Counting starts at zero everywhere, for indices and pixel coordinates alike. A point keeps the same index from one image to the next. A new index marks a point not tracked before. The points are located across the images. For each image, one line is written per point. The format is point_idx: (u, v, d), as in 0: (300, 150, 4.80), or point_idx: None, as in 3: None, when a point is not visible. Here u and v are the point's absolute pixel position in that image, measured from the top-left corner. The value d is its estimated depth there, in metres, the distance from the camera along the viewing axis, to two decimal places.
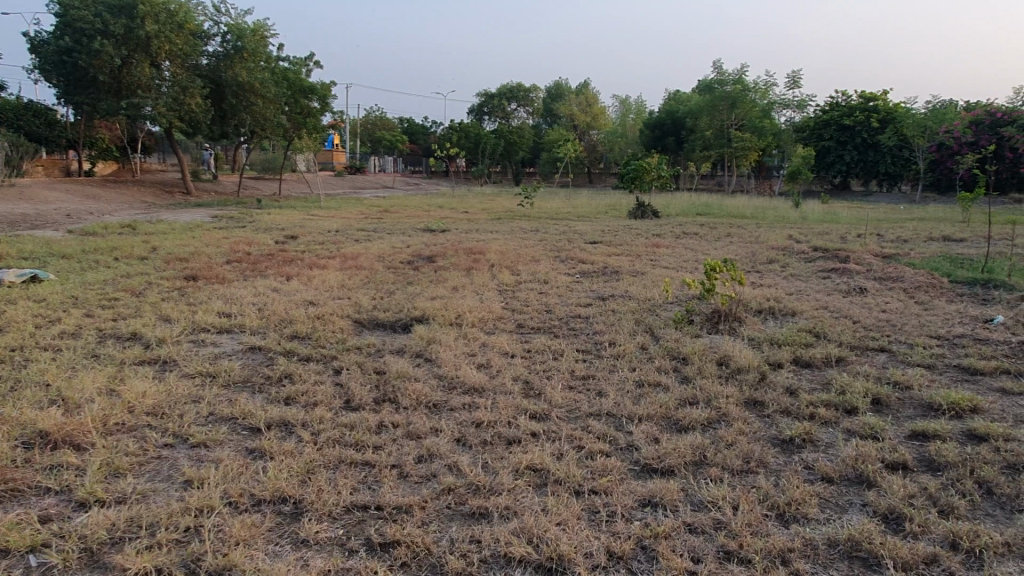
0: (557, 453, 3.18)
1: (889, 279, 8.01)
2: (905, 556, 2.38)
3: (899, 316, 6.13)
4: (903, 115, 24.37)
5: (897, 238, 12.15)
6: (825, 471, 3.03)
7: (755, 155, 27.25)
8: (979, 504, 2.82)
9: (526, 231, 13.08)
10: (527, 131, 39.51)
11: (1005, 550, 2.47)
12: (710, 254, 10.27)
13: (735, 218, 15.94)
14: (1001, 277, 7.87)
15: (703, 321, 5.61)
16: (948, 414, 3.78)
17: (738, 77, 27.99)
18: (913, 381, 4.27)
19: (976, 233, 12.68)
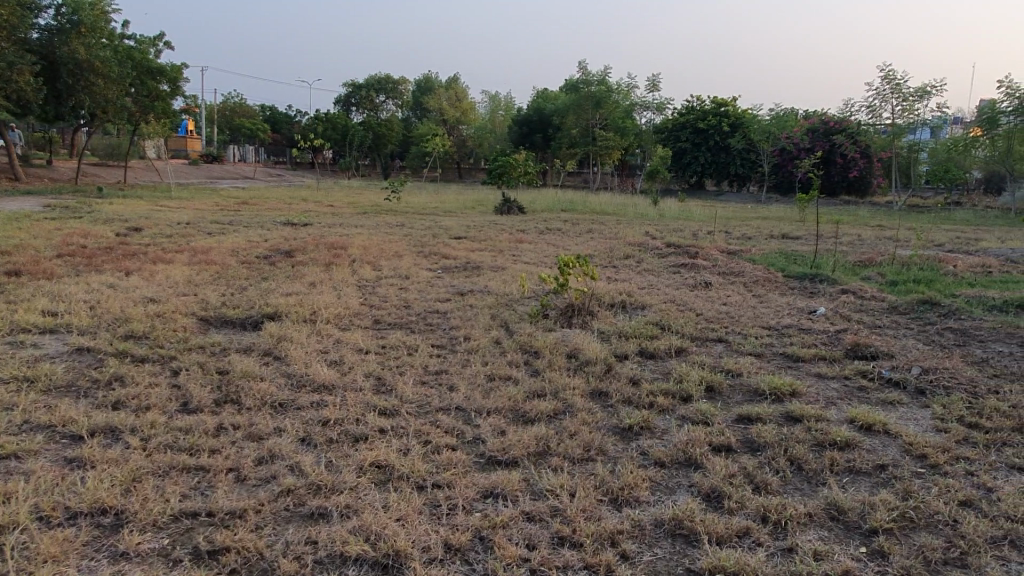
0: (403, 448, 3.18)
1: (730, 274, 8.60)
2: (720, 531, 2.58)
3: (737, 308, 6.61)
4: (750, 120, 26.15)
5: (742, 235, 13.05)
6: (657, 455, 3.22)
7: (618, 154, 28.36)
8: (789, 479, 3.10)
9: (391, 226, 12.92)
10: (397, 124, 39.00)
11: (807, 520, 2.73)
12: (571, 249, 10.59)
13: (598, 215, 16.52)
14: (827, 272, 8.64)
15: (558, 315, 5.79)
16: (770, 398, 4.12)
17: (602, 77, 28.95)
18: (742, 368, 4.61)
19: (808, 231, 13.85)
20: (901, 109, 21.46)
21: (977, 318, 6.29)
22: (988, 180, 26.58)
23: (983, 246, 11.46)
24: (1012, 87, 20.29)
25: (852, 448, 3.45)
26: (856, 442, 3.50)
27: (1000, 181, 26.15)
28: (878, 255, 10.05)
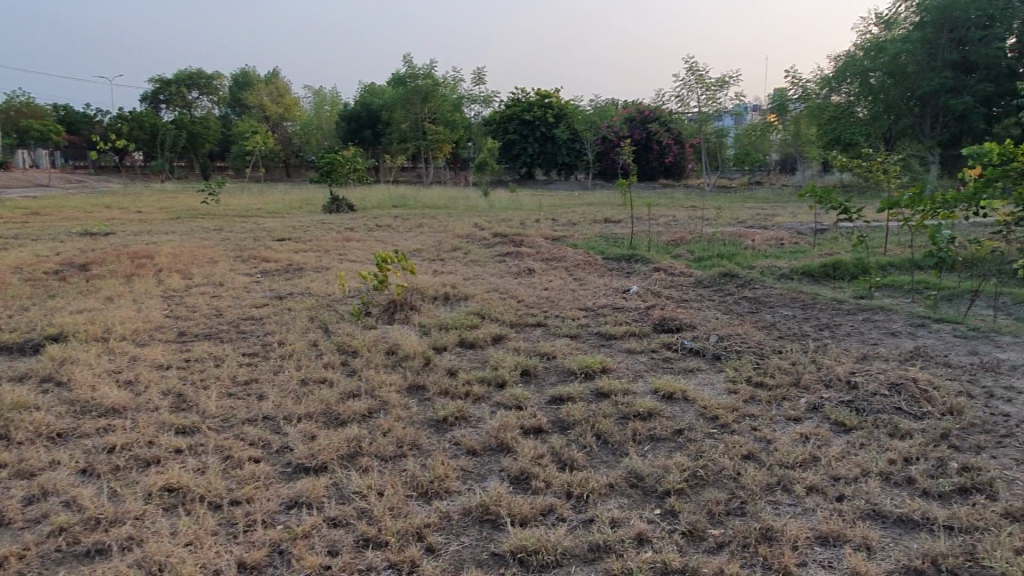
0: (201, 467, 2.98)
1: (554, 260, 8.86)
2: (525, 512, 2.64)
3: (558, 292, 6.84)
4: (573, 111, 27.13)
5: (567, 222, 13.51)
6: (469, 444, 3.24)
7: (449, 147, 28.37)
8: (595, 453, 3.24)
9: (207, 231, 12.12)
10: (214, 122, 36.63)
11: (608, 490, 2.87)
12: (399, 245, 10.45)
13: (429, 209, 16.44)
14: (642, 252, 9.15)
15: (380, 312, 5.69)
16: (582, 376, 4.29)
17: (428, 71, 28.75)
18: (557, 350, 4.77)
19: (628, 215, 14.57)
20: (706, 98, 23.16)
21: (768, 286, 6.93)
22: (783, 161, 29.43)
23: (777, 221, 12.65)
24: (797, 78, 22.63)
25: (653, 417, 3.66)
26: (657, 410, 3.72)
27: (793, 162, 29.04)
28: (687, 234, 10.77)
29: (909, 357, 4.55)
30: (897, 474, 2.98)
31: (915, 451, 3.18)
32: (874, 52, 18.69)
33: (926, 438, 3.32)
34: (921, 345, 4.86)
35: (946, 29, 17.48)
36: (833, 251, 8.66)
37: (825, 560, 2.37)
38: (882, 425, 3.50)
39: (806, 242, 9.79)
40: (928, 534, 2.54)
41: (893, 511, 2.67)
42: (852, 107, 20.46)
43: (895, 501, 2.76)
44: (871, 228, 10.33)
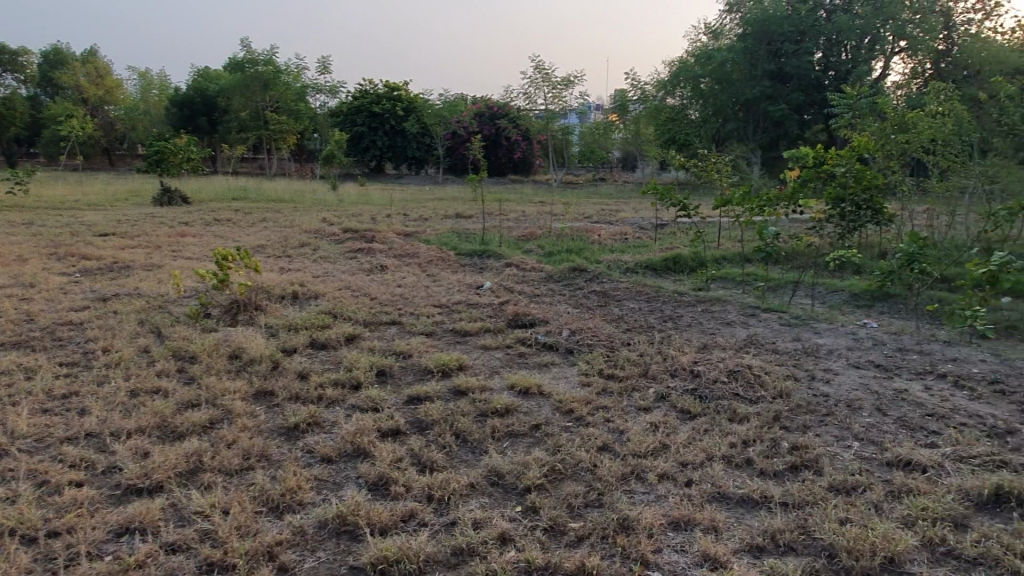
0: (10, 496, 2.63)
1: (406, 256, 8.72)
2: (385, 519, 2.55)
3: (412, 289, 6.73)
4: (422, 105, 26.92)
5: (419, 217, 13.37)
6: (323, 452, 3.09)
7: (294, 138, 27.22)
8: (455, 453, 3.20)
9: (14, 225, 10.83)
10: (20, 103, 32.80)
11: (469, 491, 2.83)
12: (241, 241, 9.86)
13: (273, 203, 15.68)
14: (494, 247, 9.23)
15: (220, 313, 5.31)
16: (439, 375, 4.23)
17: (269, 57, 27.41)
18: (413, 349, 4.67)
19: (479, 210, 14.68)
20: (552, 97, 23.79)
21: (615, 280, 7.21)
22: (624, 159, 30.89)
23: (621, 217, 13.24)
24: (636, 81, 23.85)
25: (511, 413, 3.67)
26: (515, 405, 3.74)
27: (633, 160, 30.55)
28: (537, 229, 11.00)
29: (743, 345, 4.88)
30: (737, 457, 3.18)
31: (752, 434, 3.40)
32: (704, 59, 20.02)
33: (761, 421, 3.57)
34: (753, 334, 5.24)
35: (765, 41, 19.05)
36: (672, 246, 9.17)
37: (678, 545, 2.48)
38: (723, 410, 3.72)
39: (647, 237, 10.30)
40: (766, 511, 2.72)
41: (736, 492, 2.83)
42: (685, 110, 21.81)
43: (737, 482, 2.93)
44: (705, 224, 11.05)
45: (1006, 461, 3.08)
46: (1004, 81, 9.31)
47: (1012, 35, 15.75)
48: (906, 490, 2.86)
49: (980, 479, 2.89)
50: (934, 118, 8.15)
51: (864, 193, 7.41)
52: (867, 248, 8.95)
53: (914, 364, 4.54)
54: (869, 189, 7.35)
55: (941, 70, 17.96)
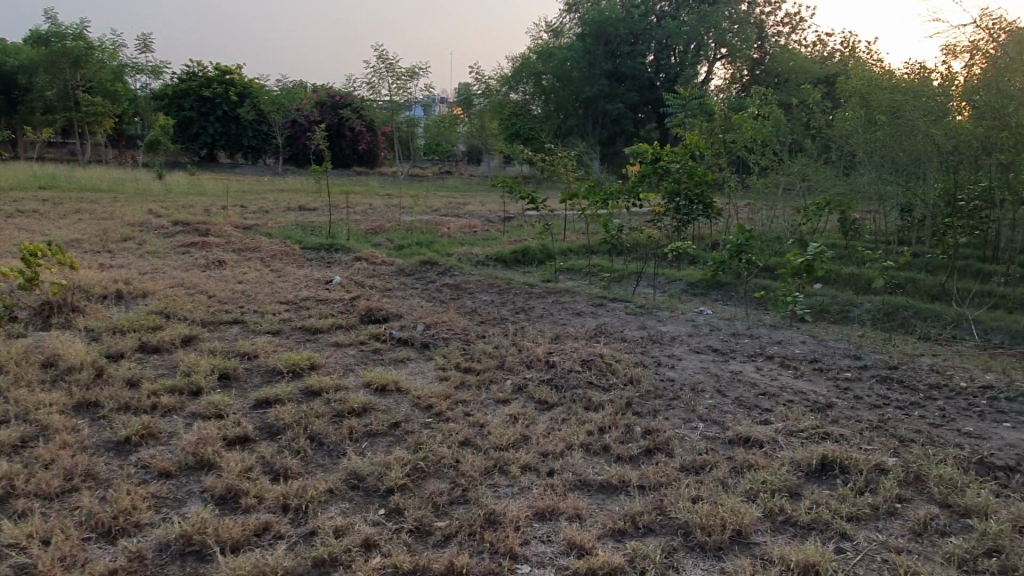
0: None
1: (245, 250, 8.21)
2: (237, 535, 2.36)
3: (254, 286, 6.34)
4: (258, 91, 25.49)
5: (258, 209, 12.65)
6: (162, 466, 2.82)
7: (111, 122, 24.84)
8: (310, 458, 3.03)
9: None
10: None
11: (327, 497, 2.70)
12: (50, 235, 8.83)
13: (89, 193, 14.19)
14: (342, 241, 8.92)
15: (29, 317, 4.71)
16: (289, 376, 4.00)
17: (79, 31, 24.76)
18: (259, 349, 4.39)
19: (324, 202, 14.13)
20: (397, 87, 23.39)
21: (467, 273, 7.21)
22: (470, 152, 31.08)
23: (469, 210, 13.27)
24: (481, 75, 24.07)
25: (368, 412, 3.54)
26: (372, 404, 3.61)
27: (478, 153, 30.82)
28: (385, 222, 10.76)
29: (594, 334, 5.04)
30: (595, 444, 3.26)
31: (607, 421, 3.51)
32: (546, 56, 20.53)
33: (615, 408, 3.69)
34: (602, 323, 5.43)
35: (602, 42, 19.85)
36: (521, 238, 9.33)
37: (544, 535, 2.49)
38: (578, 399, 3.81)
39: (497, 230, 10.41)
40: (625, 495, 2.80)
41: (596, 479, 2.90)
42: (528, 105, 22.25)
43: (596, 469, 3.01)
44: (552, 217, 11.35)
45: (828, 433, 3.39)
46: (811, 88, 10.31)
47: (815, 48, 17.50)
48: (747, 465, 3.07)
49: (808, 450, 3.16)
50: (755, 120, 8.87)
51: (696, 189, 7.92)
52: (699, 240, 9.59)
53: (746, 348, 4.90)
54: (700, 185, 7.91)
55: (756, 77, 19.61)
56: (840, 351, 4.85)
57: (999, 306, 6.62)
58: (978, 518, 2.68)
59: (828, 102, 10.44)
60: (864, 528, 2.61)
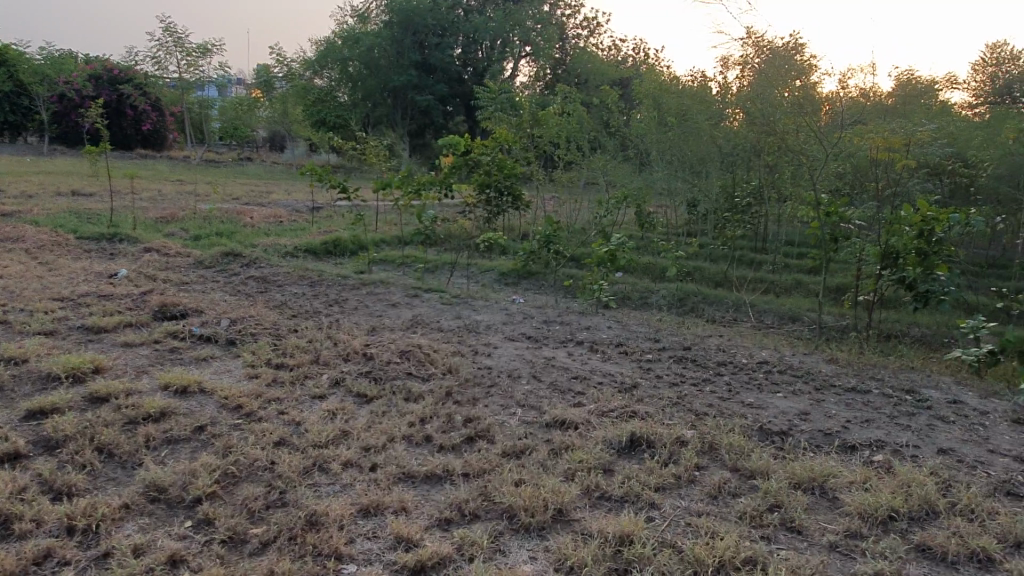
0: None
1: (6, 240, 7.15)
2: (10, 567, 2.05)
3: (19, 280, 5.53)
4: (16, 59, 22.24)
5: (19, 194, 11.04)
6: None
7: None
8: (100, 472, 2.71)
9: None
10: None
11: (123, 513, 2.42)
12: None
13: None
14: (126, 230, 8.05)
15: None
16: (69, 381, 3.54)
17: None
18: (29, 353, 3.84)
19: (103, 187, 12.66)
20: (187, 64, 21.46)
21: (273, 264, 6.83)
22: (271, 138, 29.52)
23: (273, 199, 12.56)
24: (282, 57, 22.84)
25: (168, 416, 3.23)
26: (171, 408, 3.30)
27: (281, 139, 29.37)
28: (177, 210, 9.85)
29: (411, 326, 4.99)
30: (417, 435, 3.23)
31: (429, 412, 3.48)
32: (351, 42, 19.97)
33: (435, 398, 3.68)
34: (418, 314, 5.40)
35: (410, 31, 19.70)
36: (331, 229, 9.01)
37: (370, 532, 2.42)
38: (398, 391, 3.74)
39: (304, 220, 9.98)
40: (450, 484, 2.80)
41: (420, 470, 2.87)
42: (333, 92, 21.58)
43: (419, 460, 2.97)
44: (362, 207, 11.09)
45: (634, 411, 3.63)
46: (608, 89, 10.98)
47: (610, 52, 18.68)
48: (564, 446, 3.20)
49: (618, 428, 3.36)
50: (559, 117, 9.27)
51: (505, 181, 8.12)
52: (510, 231, 9.87)
53: (557, 334, 5.11)
54: (509, 177, 8.09)
55: (558, 76, 20.54)
56: (640, 334, 5.22)
57: (769, 291, 7.50)
58: (761, 478, 3.01)
59: (626, 103, 11.13)
60: (669, 496, 2.83)
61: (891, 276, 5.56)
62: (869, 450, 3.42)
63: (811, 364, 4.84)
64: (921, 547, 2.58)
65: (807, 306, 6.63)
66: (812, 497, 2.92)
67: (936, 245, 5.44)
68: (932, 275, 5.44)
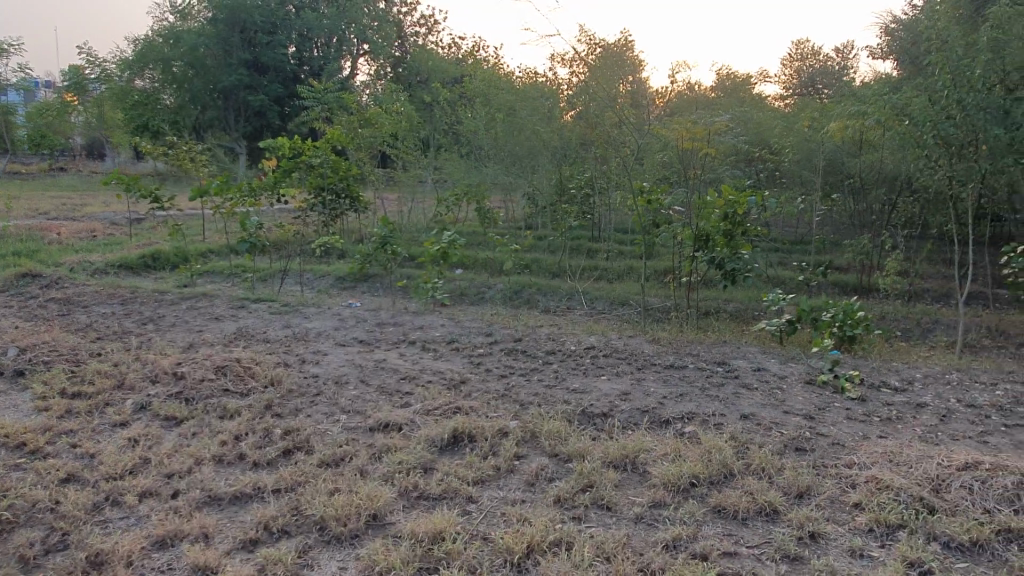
0: None
1: None
2: None
3: None
4: None
5: None
6: None
7: None
8: None
9: None
10: None
11: None
12: None
13: None
14: None
15: None
16: None
17: None
18: None
19: None
20: None
21: (81, 284, 6.28)
22: (89, 146, 27.17)
23: (86, 211, 11.57)
24: (94, 57, 21.04)
25: None
26: None
27: (101, 147, 27.08)
28: None
29: (233, 339, 4.74)
30: (229, 454, 3.06)
31: (244, 427, 3.31)
32: (173, 41, 18.70)
33: (252, 412, 3.51)
34: (242, 326, 5.14)
35: (237, 29, 18.72)
36: (151, 241, 8.42)
37: (164, 564, 2.27)
38: (211, 409, 3.53)
39: (122, 233, 9.25)
40: (259, 502, 2.68)
41: (226, 491, 2.72)
42: (156, 94, 20.14)
43: (227, 481, 2.82)
44: (188, 218, 10.46)
45: (460, 407, 3.64)
46: (443, 87, 10.99)
47: (448, 49, 18.69)
48: (385, 449, 3.15)
49: (441, 426, 3.36)
50: (392, 115, 9.17)
51: (340, 183, 7.95)
52: (349, 234, 9.67)
53: (390, 336, 5.05)
54: (344, 178, 7.94)
55: (398, 74, 20.31)
56: (474, 330, 5.26)
57: (602, 278, 7.81)
58: (578, 461, 3.11)
59: (462, 100, 11.16)
60: (488, 488, 2.86)
61: (703, 257, 5.96)
62: (680, 422, 3.64)
63: (635, 346, 5.09)
64: (717, 508, 2.78)
65: (635, 290, 6.97)
66: (624, 473, 3.06)
67: (739, 225, 5.90)
68: (738, 254, 5.89)
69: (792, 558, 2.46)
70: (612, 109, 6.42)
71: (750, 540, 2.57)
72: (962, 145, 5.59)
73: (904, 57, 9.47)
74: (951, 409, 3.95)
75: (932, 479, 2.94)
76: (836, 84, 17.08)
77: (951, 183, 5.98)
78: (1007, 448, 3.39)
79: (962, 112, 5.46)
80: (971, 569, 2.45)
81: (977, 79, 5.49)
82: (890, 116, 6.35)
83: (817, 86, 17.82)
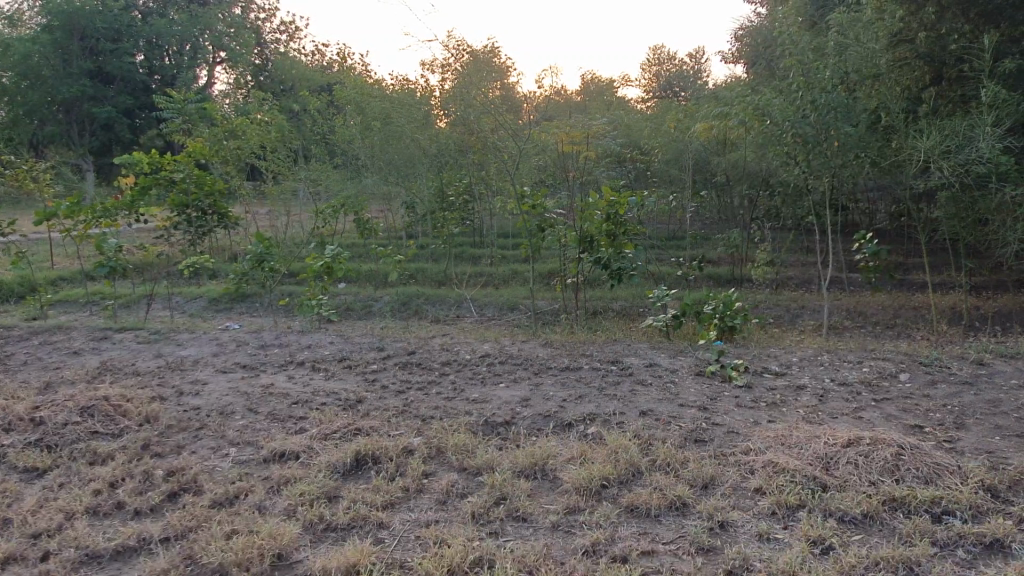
0: None
1: None
2: None
3: None
4: None
5: None
6: None
7: None
8: None
9: None
10: None
11: None
12: None
13: None
14: None
15: None
16: None
17: None
18: None
19: None
20: None
21: None
22: None
23: None
24: None
25: None
26: None
27: None
28: None
29: (97, 374, 4.33)
30: (105, 504, 2.76)
31: (120, 472, 3.01)
32: None
33: (128, 455, 3.19)
34: (107, 359, 4.71)
35: (76, 36, 17.20)
36: None
37: None
38: (79, 455, 3.19)
39: None
40: (146, 555, 2.43)
41: (107, 546, 2.45)
42: None
43: (107, 534, 2.54)
44: (32, 241, 9.63)
45: (358, 428, 3.48)
46: (310, 95, 10.58)
47: (313, 56, 18.17)
48: (282, 481, 2.95)
49: (342, 450, 3.19)
50: (258, 125, 8.73)
51: (206, 198, 7.57)
52: (219, 252, 9.17)
53: (276, 358, 4.78)
54: (210, 193, 7.55)
55: (260, 83, 19.55)
56: (364, 346, 5.07)
57: (489, 284, 7.84)
58: (487, 473, 3.05)
59: (332, 109, 10.83)
60: (398, 512, 2.74)
61: (589, 258, 6.07)
62: (583, 424, 3.66)
63: (529, 350, 5.09)
64: (630, 508, 2.80)
65: (523, 294, 7.00)
66: (535, 481, 3.04)
67: (621, 225, 6.02)
68: (622, 253, 6.03)
69: (707, 550, 2.52)
70: (492, 113, 6.36)
71: (665, 536, 2.61)
72: (816, 143, 5.98)
73: (755, 62, 10.13)
74: (826, 389, 4.21)
75: (820, 457, 3.11)
76: (693, 86, 18.05)
77: (809, 178, 6.38)
78: (879, 422, 3.65)
79: (815, 112, 5.86)
80: (865, 540, 2.59)
81: (826, 80, 5.90)
82: (750, 115, 6.72)
83: (675, 89, 18.80)
